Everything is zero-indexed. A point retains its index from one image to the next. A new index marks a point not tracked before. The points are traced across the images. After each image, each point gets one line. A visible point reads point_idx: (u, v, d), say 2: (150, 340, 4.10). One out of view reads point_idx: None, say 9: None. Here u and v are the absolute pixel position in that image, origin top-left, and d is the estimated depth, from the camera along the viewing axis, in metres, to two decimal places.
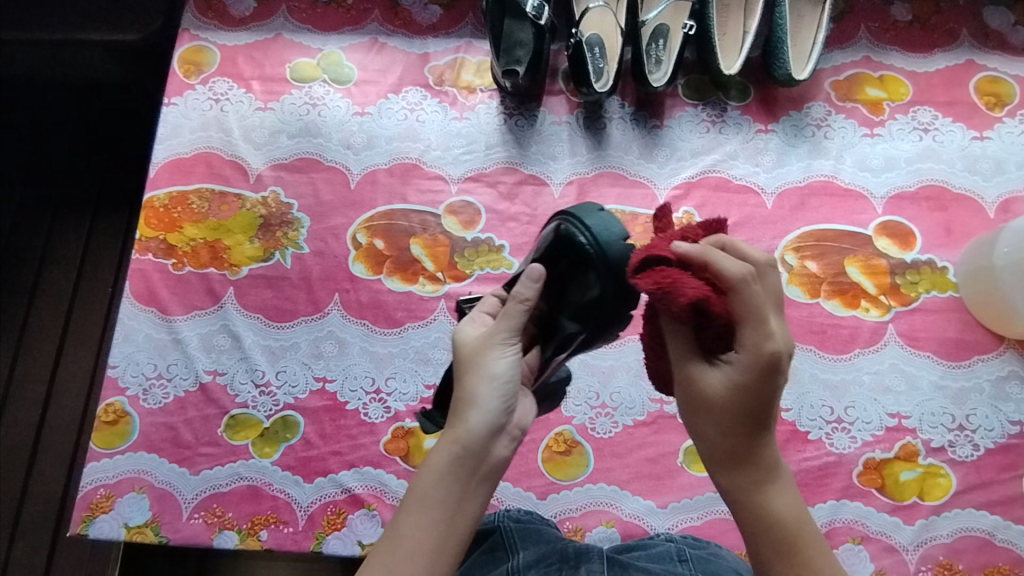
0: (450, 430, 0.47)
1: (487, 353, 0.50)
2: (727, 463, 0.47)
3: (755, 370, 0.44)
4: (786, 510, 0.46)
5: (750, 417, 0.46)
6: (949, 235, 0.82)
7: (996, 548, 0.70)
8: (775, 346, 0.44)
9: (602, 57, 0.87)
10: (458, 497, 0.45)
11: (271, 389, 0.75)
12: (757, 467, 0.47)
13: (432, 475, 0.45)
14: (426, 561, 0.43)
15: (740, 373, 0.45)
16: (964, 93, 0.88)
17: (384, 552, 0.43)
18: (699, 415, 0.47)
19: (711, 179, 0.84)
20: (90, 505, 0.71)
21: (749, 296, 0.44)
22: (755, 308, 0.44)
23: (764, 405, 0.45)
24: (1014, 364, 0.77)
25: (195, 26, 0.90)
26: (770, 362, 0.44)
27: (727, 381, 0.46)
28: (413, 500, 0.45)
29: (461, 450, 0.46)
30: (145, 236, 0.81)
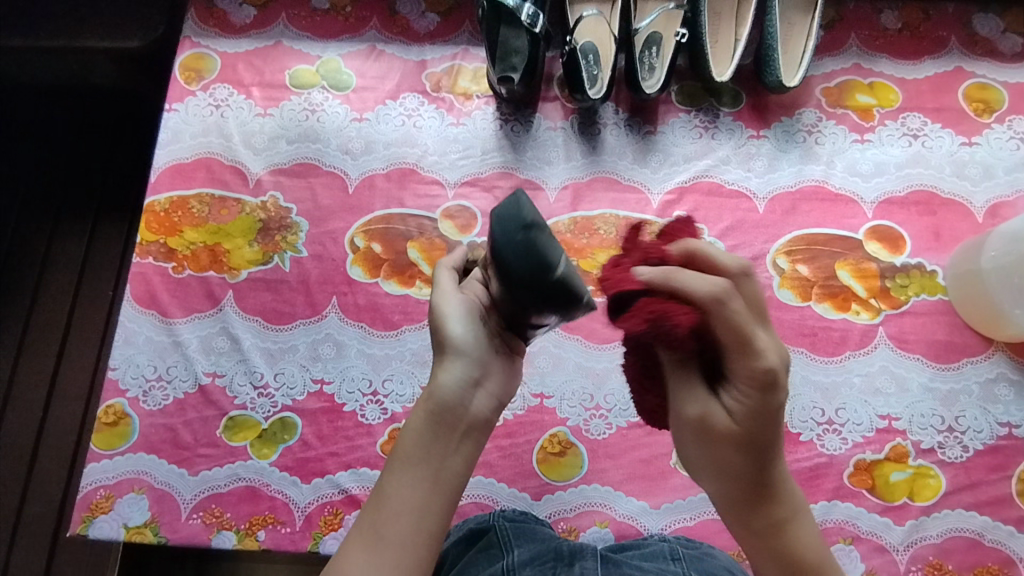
0: (424, 395, 0.54)
1: (450, 315, 0.55)
2: (751, 498, 0.51)
3: (756, 394, 0.49)
4: (808, 542, 0.51)
5: (758, 438, 0.49)
6: (938, 239, 0.83)
7: (984, 548, 0.71)
8: (770, 363, 0.48)
9: (596, 64, 0.89)
10: (438, 454, 0.52)
11: (269, 390, 0.76)
12: (774, 497, 0.51)
13: (413, 435, 0.52)
14: (410, 514, 0.50)
15: (744, 403, 0.49)
16: (952, 100, 0.89)
17: (371, 512, 0.51)
18: (715, 445, 0.50)
19: (703, 184, 0.85)
20: (90, 505, 0.71)
21: (733, 309, 0.48)
22: (739, 326, 0.48)
23: (769, 431, 0.49)
24: (1002, 367, 0.78)
25: (196, 34, 0.92)
26: (767, 380, 0.48)
27: (739, 413, 0.49)
28: (396, 459, 0.52)
29: (433, 408, 0.53)
30: (146, 240, 0.82)
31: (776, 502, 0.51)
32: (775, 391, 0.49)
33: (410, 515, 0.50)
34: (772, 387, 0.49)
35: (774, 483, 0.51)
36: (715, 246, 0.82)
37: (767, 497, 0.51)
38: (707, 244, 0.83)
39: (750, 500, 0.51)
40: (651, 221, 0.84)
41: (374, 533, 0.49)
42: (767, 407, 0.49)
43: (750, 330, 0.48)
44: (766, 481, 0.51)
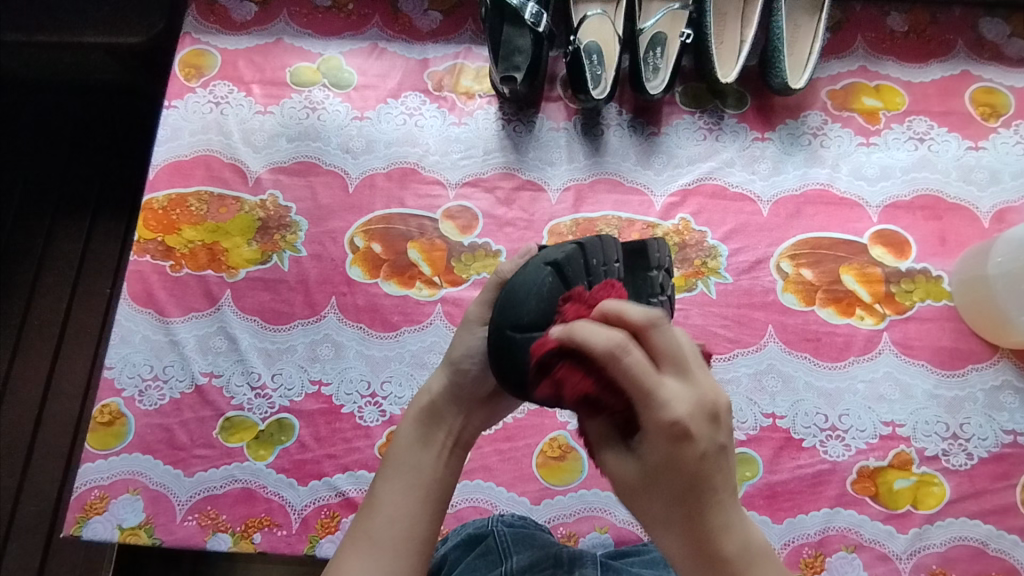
0: (411, 410, 0.57)
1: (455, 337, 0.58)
2: (694, 563, 0.41)
3: (661, 448, 0.39)
4: None
5: (677, 493, 0.40)
6: (944, 244, 0.82)
7: (988, 557, 0.70)
8: (674, 413, 0.39)
9: (600, 64, 0.88)
10: (428, 462, 0.53)
11: (267, 391, 0.75)
12: (732, 559, 0.41)
13: (405, 444, 0.54)
14: (407, 515, 0.50)
15: (649, 459, 0.40)
16: (959, 103, 0.88)
17: (366, 518, 0.50)
18: (637, 508, 0.42)
19: (707, 187, 0.85)
20: (84, 505, 0.71)
21: (625, 361, 0.40)
22: (638, 378, 0.39)
23: (684, 487, 0.40)
24: (1008, 374, 0.77)
25: (196, 30, 0.91)
26: (675, 430, 0.39)
27: (647, 467, 0.40)
28: (386, 467, 0.53)
29: (423, 418, 0.56)
30: (143, 237, 0.81)
31: (726, 561, 0.41)
32: (690, 443, 0.39)
33: (408, 516, 0.50)
34: (717, 421, 0.40)
35: (721, 541, 0.40)
36: (718, 249, 0.82)
37: (710, 555, 0.41)
38: (710, 247, 0.82)
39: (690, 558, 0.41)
40: (653, 223, 0.83)
41: (373, 533, 0.49)
42: (678, 460, 0.39)
43: (643, 379, 0.39)
44: (706, 541, 0.40)
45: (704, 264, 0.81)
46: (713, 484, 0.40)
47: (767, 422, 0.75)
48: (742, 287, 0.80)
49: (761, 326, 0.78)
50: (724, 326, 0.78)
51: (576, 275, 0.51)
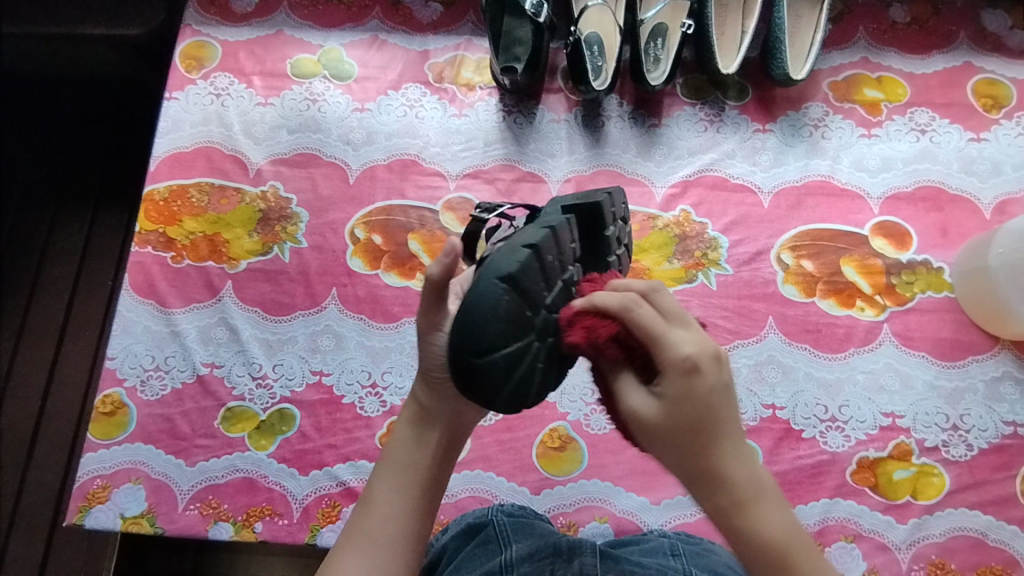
0: (408, 405, 0.55)
1: None
2: (705, 490, 0.44)
3: (676, 380, 0.44)
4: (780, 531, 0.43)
5: (692, 422, 0.43)
6: (945, 236, 0.82)
7: (988, 548, 0.70)
8: (687, 350, 0.44)
9: (601, 55, 0.88)
10: (422, 463, 0.53)
11: (268, 381, 0.76)
12: (737, 489, 0.44)
13: (399, 443, 0.54)
14: (398, 517, 0.50)
15: (665, 393, 0.44)
16: (961, 95, 0.88)
17: (361, 516, 0.51)
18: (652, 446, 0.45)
19: (708, 178, 0.85)
20: (86, 495, 0.71)
21: (636, 313, 0.45)
22: (649, 329, 0.44)
23: (698, 413, 0.43)
24: (1008, 365, 0.77)
25: (197, 21, 0.91)
26: (686, 365, 0.43)
27: (664, 401, 0.44)
28: (382, 465, 0.53)
29: (416, 417, 0.54)
30: (145, 229, 0.81)
31: (732, 490, 0.44)
32: (702, 375, 0.44)
33: (399, 520, 0.50)
34: (721, 361, 0.45)
35: (728, 472, 0.44)
36: (718, 241, 0.82)
37: (717, 484, 0.44)
38: (710, 239, 0.82)
39: (699, 489, 0.45)
40: (654, 215, 0.83)
41: (364, 536, 0.50)
42: (691, 391, 0.43)
43: (659, 330, 0.44)
44: (716, 473, 0.44)
45: (704, 255, 0.81)
46: (720, 414, 0.44)
47: (767, 414, 0.75)
48: (743, 279, 0.80)
49: (761, 317, 0.78)
50: (724, 317, 0.78)
51: (531, 284, 0.46)
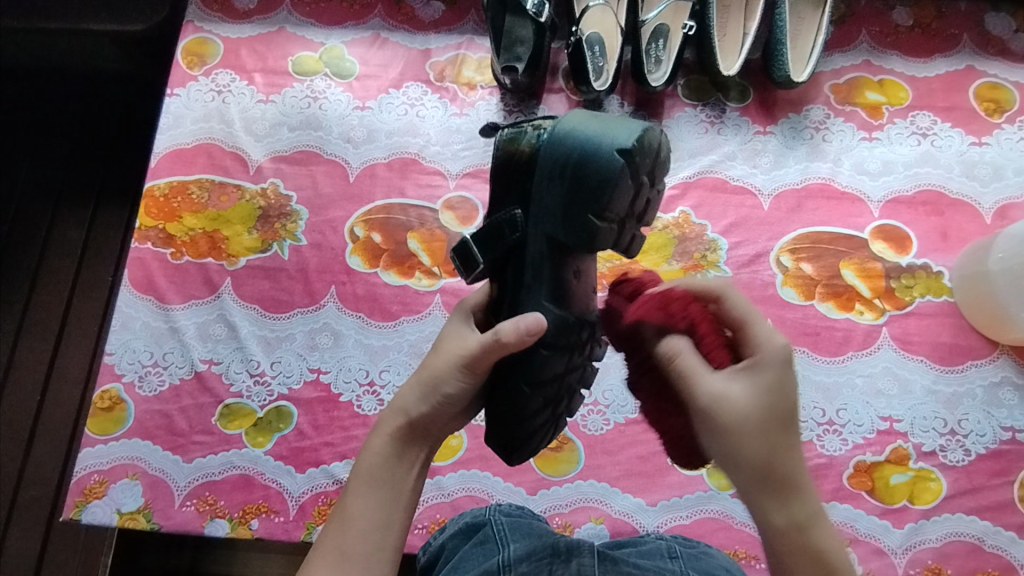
0: (389, 417, 0.52)
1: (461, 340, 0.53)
2: (773, 492, 0.44)
3: (767, 369, 0.46)
4: (835, 549, 0.44)
5: (776, 418, 0.45)
6: (946, 240, 0.82)
7: (984, 553, 0.70)
8: (779, 342, 0.47)
9: (602, 56, 0.88)
10: (402, 478, 0.51)
11: (266, 378, 0.76)
12: (804, 494, 0.44)
13: (378, 456, 0.51)
14: (377, 533, 0.48)
15: (753, 379, 0.46)
16: (963, 99, 0.88)
17: (335, 532, 0.48)
18: (736, 437, 0.44)
19: (708, 180, 0.85)
20: (83, 490, 0.71)
21: (738, 298, 0.49)
22: (741, 316, 0.48)
23: (776, 403, 0.45)
24: (1007, 371, 0.77)
25: (200, 18, 0.91)
26: (783, 356, 0.46)
27: (749, 390, 0.45)
28: (354, 480, 0.50)
29: (399, 432, 0.51)
30: (145, 225, 0.81)
31: (800, 492, 0.44)
32: (787, 369, 0.46)
33: (378, 533, 0.48)
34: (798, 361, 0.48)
35: (796, 477, 0.44)
36: (718, 243, 0.82)
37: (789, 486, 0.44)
38: (710, 240, 0.82)
39: (764, 494, 0.44)
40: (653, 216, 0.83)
41: (340, 553, 0.47)
42: (778, 383, 0.46)
43: (752, 321, 0.48)
44: (795, 480, 0.44)
45: (703, 257, 0.81)
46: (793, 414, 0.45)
47: None
48: (742, 281, 0.80)
49: None
50: None
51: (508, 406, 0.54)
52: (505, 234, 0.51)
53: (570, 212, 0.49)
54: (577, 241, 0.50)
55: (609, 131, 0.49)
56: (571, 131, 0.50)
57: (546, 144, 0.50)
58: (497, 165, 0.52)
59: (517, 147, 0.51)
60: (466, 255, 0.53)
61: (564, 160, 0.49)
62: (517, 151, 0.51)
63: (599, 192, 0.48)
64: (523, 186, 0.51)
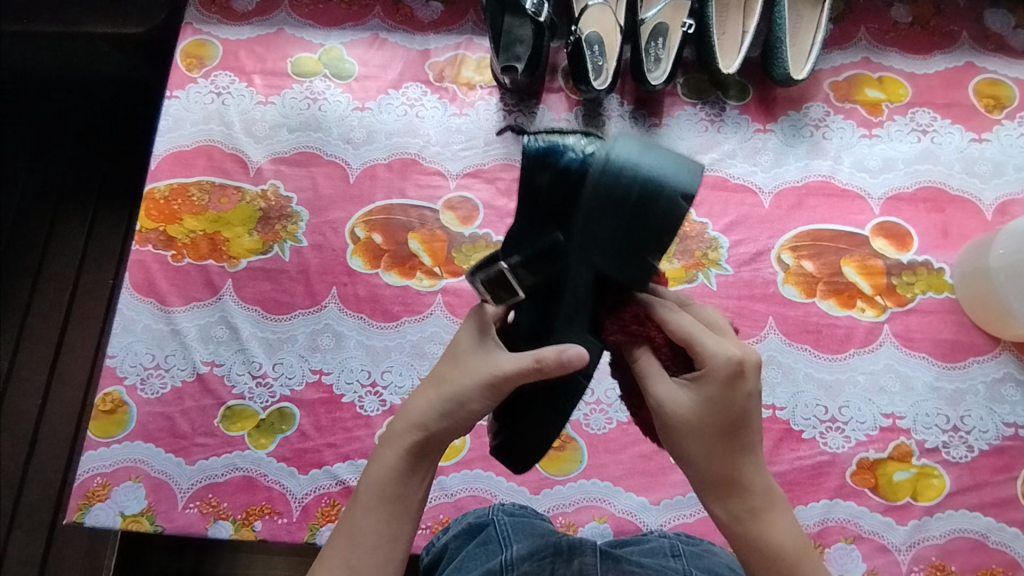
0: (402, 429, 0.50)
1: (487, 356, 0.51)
2: (717, 492, 0.47)
3: (716, 382, 0.45)
4: (784, 543, 0.46)
5: (721, 427, 0.46)
6: (947, 236, 0.82)
7: (988, 550, 0.70)
8: (729, 354, 0.46)
9: (602, 55, 0.88)
10: (412, 490, 0.49)
11: (268, 380, 0.76)
12: (749, 493, 0.46)
13: (388, 470, 0.49)
14: (385, 547, 0.47)
15: (703, 389, 0.46)
16: (963, 95, 0.88)
17: (344, 546, 0.47)
18: (679, 441, 0.47)
19: (708, 178, 0.85)
20: (86, 492, 0.71)
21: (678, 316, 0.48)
22: (686, 329, 0.47)
23: (723, 413, 0.45)
24: (1010, 367, 0.77)
25: (198, 20, 0.91)
26: (733, 369, 0.45)
27: (697, 400, 0.46)
28: (363, 494, 0.49)
29: (412, 445, 0.50)
30: (145, 228, 0.81)
31: (747, 492, 0.46)
32: (744, 380, 0.46)
33: (385, 547, 0.47)
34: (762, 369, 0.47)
35: (743, 480, 0.46)
36: (719, 241, 0.82)
37: (734, 487, 0.46)
38: (711, 239, 0.82)
39: (714, 494, 0.47)
40: None
41: (349, 570, 0.46)
42: (731, 394, 0.45)
43: (700, 331, 0.47)
44: (739, 479, 0.46)
45: (704, 255, 0.81)
46: (740, 420, 0.46)
47: (767, 414, 0.75)
48: (743, 279, 0.80)
49: (761, 318, 0.78)
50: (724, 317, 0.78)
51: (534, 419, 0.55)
52: (547, 262, 0.50)
53: (622, 250, 0.48)
54: (629, 280, 0.49)
55: (667, 171, 0.48)
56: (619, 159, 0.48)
57: (596, 174, 0.48)
58: (529, 177, 0.50)
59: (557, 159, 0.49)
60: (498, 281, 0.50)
61: (619, 198, 0.47)
62: (558, 169, 0.49)
63: (654, 237, 0.48)
64: (567, 211, 0.50)
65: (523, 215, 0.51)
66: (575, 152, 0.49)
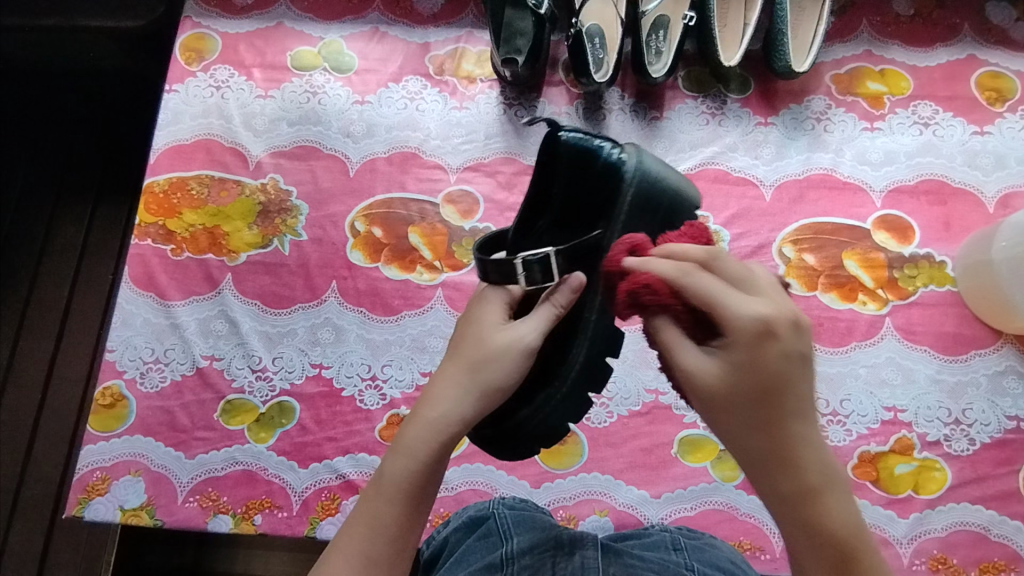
0: (433, 418, 0.48)
1: (506, 331, 0.51)
2: (761, 467, 0.42)
3: (743, 345, 0.41)
4: (834, 518, 0.41)
5: (753, 394, 0.41)
6: (948, 229, 0.82)
7: (990, 543, 0.70)
8: (756, 314, 0.42)
9: (602, 47, 0.87)
10: (436, 482, 0.47)
11: (267, 374, 0.75)
12: (795, 467, 0.41)
13: (415, 461, 0.46)
14: (403, 540, 0.45)
15: (730, 354, 0.42)
16: (965, 88, 0.87)
17: (360, 536, 0.45)
18: (713, 412, 0.42)
19: (709, 171, 0.84)
20: (86, 486, 0.71)
21: (697, 281, 0.43)
22: (707, 292, 0.43)
23: (755, 380, 0.41)
24: (1012, 360, 0.76)
25: (197, 13, 0.91)
26: (758, 328, 0.41)
27: (724, 366, 0.42)
28: (388, 485, 0.46)
29: (444, 437, 0.47)
30: (144, 221, 0.81)
31: (789, 466, 0.41)
32: (775, 339, 0.41)
33: (404, 539, 0.45)
34: (799, 328, 0.42)
35: (784, 453, 0.41)
36: (720, 234, 0.81)
37: (777, 460, 0.41)
38: (712, 232, 0.81)
39: (754, 468, 0.42)
40: None
41: (366, 562, 0.44)
42: (761, 358, 0.41)
43: (723, 290, 0.43)
44: (780, 452, 0.41)
45: None
46: (777, 387, 0.41)
47: None
48: None
49: None
50: None
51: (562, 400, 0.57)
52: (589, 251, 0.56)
53: (656, 242, 0.57)
54: None
55: (678, 173, 0.58)
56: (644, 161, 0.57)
57: (630, 171, 0.57)
58: (568, 167, 0.57)
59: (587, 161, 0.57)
60: (543, 266, 0.53)
61: (654, 195, 0.57)
62: (592, 161, 0.57)
63: (674, 223, 0.57)
64: (602, 204, 0.57)
65: (557, 204, 0.58)
66: (608, 153, 0.58)
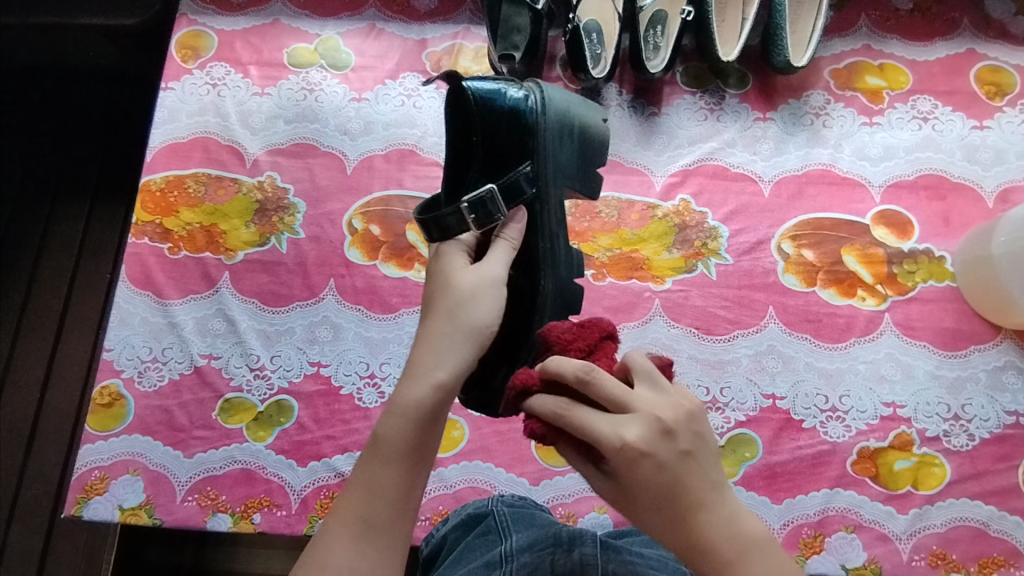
0: (424, 379, 0.49)
1: (477, 270, 0.56)
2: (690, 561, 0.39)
3: (621, 472, 0.39)
4: None
5: (651, 507, 0.39)
6: (948, 224, 0.81)
7: (989, 538, 0.70)
8: (623, 439, 0.39)
9: (600, 43, 0.87)
10: (430, 444, 0.48)
11: (266, 372, 0.75)
12: (716, 555, 0.38)
13: (406, 423, 0.47)
14: (403, 499, 0.45)
15: (619, 480, 0.39)
16: (964, 82, 0.87)
17: (360, 496, 0.45)
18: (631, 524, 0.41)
19: (708, 167, 0.84)
20: (85, 486, 0.71)
21: (573, 417, 0.40)
22: (582, 426, 0.40)
23: (645, 495, 0.39)
24: (1011, 355, 0.76)
25: (193, 11, 0.90)
26: (627, 455, 0.39)
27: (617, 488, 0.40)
28: (385, 445, 0.46)
29: (433, 396, 0.48)
30: (141, 220, 0.81)
31: (708, 554, 0.39)
32: (648, 459, 0.39)
33: (403, 497, 0.45)
34: (673, 432, 0.40)
35: (702, 546, 0.39)
36: (719, 231, 0.81)
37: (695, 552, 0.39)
38: (711, 228, 0.81)
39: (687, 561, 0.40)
40: (653, 205, 0.82)
41: (366, 520, 0.44)
42: (639, 481, 0.39)
43: (592, 420, 0.40)
44: (696, 546, 0.39)
45: (704, 245, 0.80)
46: (673, 496, 0.39)
47: (767, 404, 0.75)
48: (743, 268, 0.80)
49: (762, 307, 0.78)
50: (724, 307, 0.78)
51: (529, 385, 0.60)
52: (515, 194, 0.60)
53: (581, 166, 0.63)
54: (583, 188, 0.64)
55: (589, 109, 0.65)
56: (552, 99, 0.63)
57: (540, 109, 0.61)
58: (482, 121, 0.60)
59: (503, 104, 0.61)
60: (487, 208, 0.58)
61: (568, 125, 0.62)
62: (501, 108, 0.61)
63: (593, 154, 0.64)
64: (521, 146, 0.61)
65: (482, 161, 0.61)
66: (513, 96, 0.61)
